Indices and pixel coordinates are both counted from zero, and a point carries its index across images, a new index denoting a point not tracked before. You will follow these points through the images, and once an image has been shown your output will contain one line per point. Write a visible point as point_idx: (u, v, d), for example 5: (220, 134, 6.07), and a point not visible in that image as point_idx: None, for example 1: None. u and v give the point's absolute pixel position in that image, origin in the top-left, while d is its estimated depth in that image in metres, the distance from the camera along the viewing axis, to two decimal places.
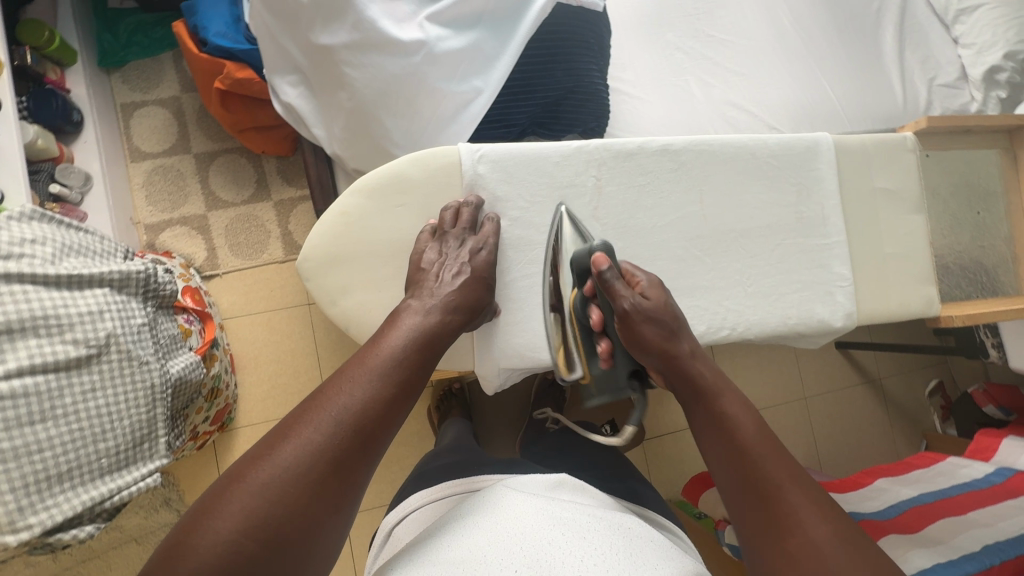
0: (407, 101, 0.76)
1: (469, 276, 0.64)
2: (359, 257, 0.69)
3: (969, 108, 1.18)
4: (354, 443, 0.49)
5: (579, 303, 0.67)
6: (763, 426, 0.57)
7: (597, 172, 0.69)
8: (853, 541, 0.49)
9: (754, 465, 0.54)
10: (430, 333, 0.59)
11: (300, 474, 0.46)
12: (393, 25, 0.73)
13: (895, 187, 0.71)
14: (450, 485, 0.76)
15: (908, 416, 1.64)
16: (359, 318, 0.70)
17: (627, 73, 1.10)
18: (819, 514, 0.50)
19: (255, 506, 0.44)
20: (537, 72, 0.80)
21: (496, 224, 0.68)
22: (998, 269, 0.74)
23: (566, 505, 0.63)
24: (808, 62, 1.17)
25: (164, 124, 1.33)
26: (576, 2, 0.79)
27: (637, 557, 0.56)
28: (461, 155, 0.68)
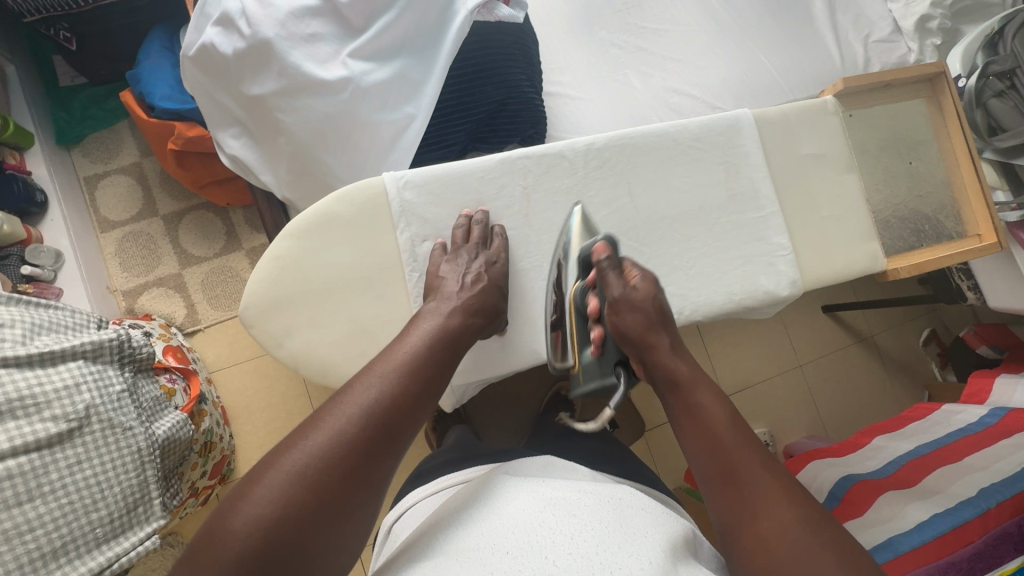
0: (344, 137, 0.78)
1: (486, 284, 0.66)
2: (299, 297, 0.67)
3: (907, 59, 1.20)
4: (386, 434, 0.51)
5: (578, 295, 0.68)
6: (736, 417, 0.57)
7: (524, 180, 0.70)
8: (821, 527, 0.49)
9: (725, 452, 0.55)
10: (453, 334, 0.61)
11: (334, 455, 0.48)
12: (318, 66, 0.74)
13: (821, 151, 0.72)
14: (448, 480, 0.78)
15: (906, 369, 1.64)
16: (307, 357, 0.67)
17: (566, 75, 1.12)
18: (786, 496, 0.51)
19: (292, 488, 0.45)
20: (465, 90, 0.82)
21: (504, 237, 0.69)
22: (940, 215, 0.75)
23: (557, 485, 0.64)
24: (743, 38, 1.19)
25: (129, 190, 1.35)
26: (494, 17, 0.81)
27: (630, 526, 0.58)
28: (386, 185, 0.67)
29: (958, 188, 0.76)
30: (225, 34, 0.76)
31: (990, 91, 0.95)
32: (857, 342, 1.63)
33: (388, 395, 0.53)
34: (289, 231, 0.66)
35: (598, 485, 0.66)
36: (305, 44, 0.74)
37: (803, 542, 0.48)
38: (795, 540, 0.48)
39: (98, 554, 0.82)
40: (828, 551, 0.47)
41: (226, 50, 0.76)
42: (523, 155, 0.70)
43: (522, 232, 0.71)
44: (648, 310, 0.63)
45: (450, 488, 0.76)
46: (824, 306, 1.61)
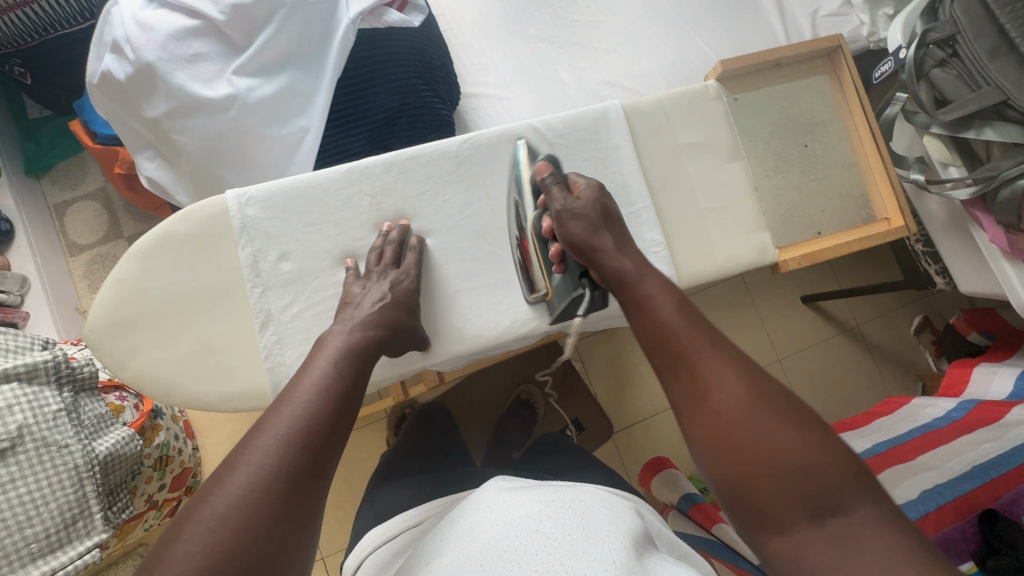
0: (239, 152, 0.79)
1: (392, 301, 0.62)
2: (149, 319, 0.63)
3: (861, 32, 1.13)
4: (301, 462, 0.49)
5: (532, 219, 0.64)
6: (685, 304, 0.55)
7: (371, 189, 0.67)
8: (770, 393, 0.48)
9: (674, 337, 0.53)
10: (360, 353, 0.58)
11: (256, 495, 0.45)
12: (203, 86, 0.75)
13: (699, 140, 0.69)
14: (394, 522, 0.71)
15: (897, 359, 1.55)
16: (150, 379, 0.63)
17: (492, 75, 1.09)
18: (734, 369, 0.49)
19: (219, 536, 0.42)
20: (358, 97, 0.81)
21: (417, 251, 0.66)
22: (843, 203, 0.70)
23: (516, 499, 0.59)
24: (680, 24, 1.14)
25: (95, 215, 1.41)
26: (384, 23, 0.81)
27: (590, 535, 0.54)
28: (225, 204, 0.64)
29: (864, 171, 0.71)
30: (118, 60, 0.77)
31: (930, 61, 0.89)
32: (841, 333, 1.54)
33: (294, 426, 0.50)
34: (132, 253, 0.63)
35: (555, 490, 0.61)
36: (188, 65, 0.74)
37: (754, 409, 0.47)
38: (746, 409, 0.47)
39: (36, 566, 0.86)
40: (775, 413, 0.46)
41: (119, 76, 0.77)
42: (371, 163, 0.66)
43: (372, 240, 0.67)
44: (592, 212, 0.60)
45: (400, 534, 0.69)
46: (803, 297, 1.54)
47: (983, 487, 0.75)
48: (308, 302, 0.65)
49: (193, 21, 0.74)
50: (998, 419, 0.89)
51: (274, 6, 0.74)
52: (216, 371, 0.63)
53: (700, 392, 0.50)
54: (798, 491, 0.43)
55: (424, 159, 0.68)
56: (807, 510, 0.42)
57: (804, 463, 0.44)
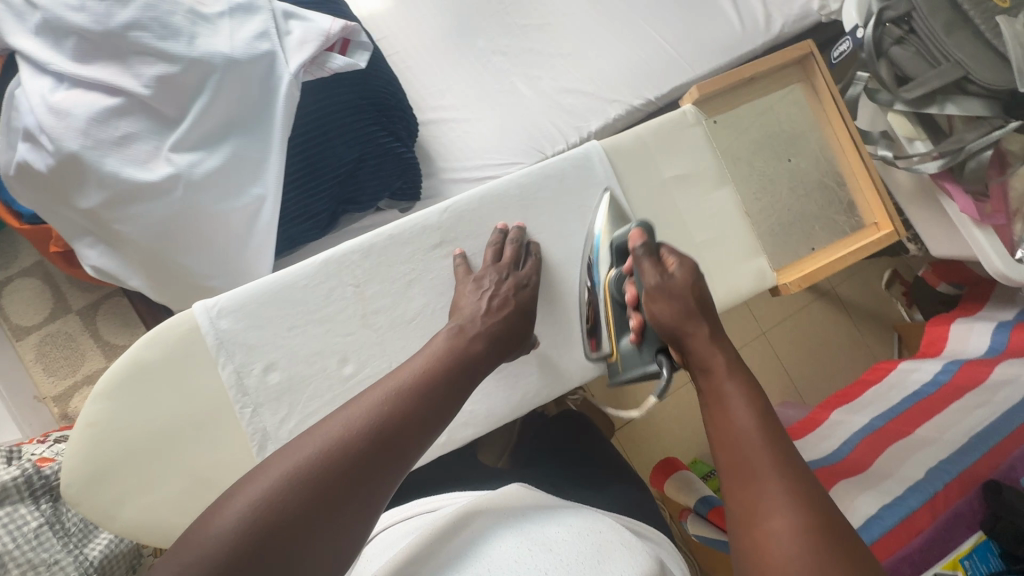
0: (194, 234, 0.73)
1: (513, 309, 0.61)
2: (131, 460, 0.57)
3: (812, 7, 1.11)
4: (376, 456, 0.46)
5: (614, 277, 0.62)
6: (770, 418, 0.49)
7: (353, 278, 0.63)
8: (839, 550, 0.41)
9: (744, 446, 0.48)
10: (467, 357, 0.56)
11: (323, 468, 0.44)
12: (138, 169, 0.68)
13: (685, 171, 0.69)
14: (419, 503, 0.63)
15: (873, 314, 1.60)
16: (149, 528, 0.56)
17: (447, 97, 1.04)
18: (803, 505, 0.43)
19: (288, 484, 0.42)
20: (315, 156, 0.75)
21: (537, 256, 0.66)
22: (819, 215, 0.76)
23: (539, 521, 0.52)
24: (632, 17, 1.11)
25: (37, 291, 1.29)
26: (327, 71, 0.74)
27: (604, 562, 0.46)
28: (197, 318, 0.59)
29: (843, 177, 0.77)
30: (36, 149, 0.69)
31: (889, 39, 0.88)
32: (818, 297, 1.59)
33: (383, 418, 0.48)
34: (97, 393, 0.56)
35: (581, 513, 0.53)
36: (117, 148, 0.67)
37: (812, 562, 0.40)
38: (801, 554, 0.40)
39: None
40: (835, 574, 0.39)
41: (41, 167, 0.68)
42: (349, 251, 0.62)
43: (357, 332, 0.63)
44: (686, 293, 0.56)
45: (417, 517, 0.60)
46: None
47: (981, 458, 0.79)
48: (306, 409, 0.61)
49: (113, 99, 0.66)
50: (983, 379, 0.94)
51: (204, 71, 0.66)
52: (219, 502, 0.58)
53: (754, 512, 0.44)
54: None
55: (405, 236, 0.64)
56: None
57: None
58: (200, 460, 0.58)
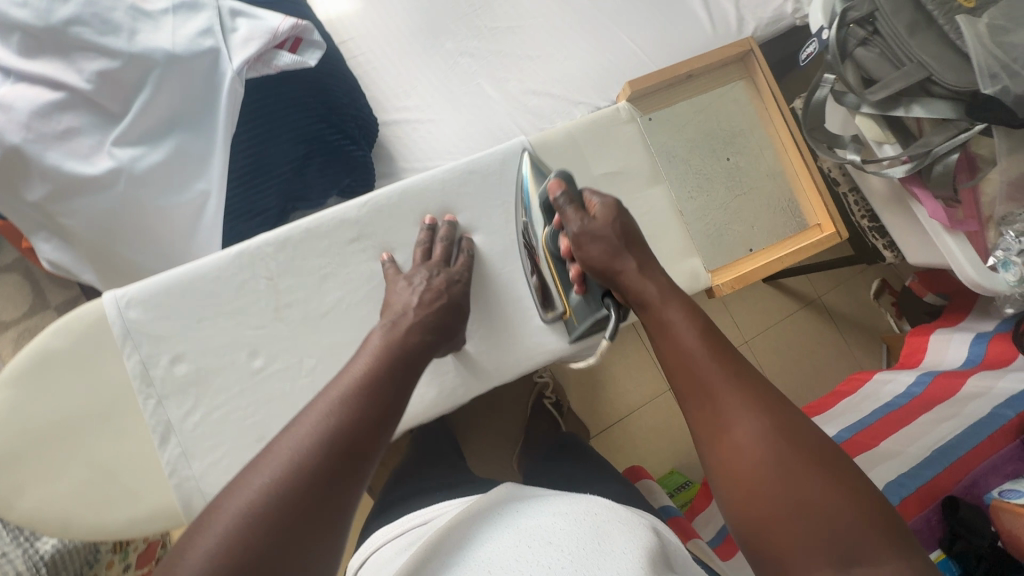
0: (137, 228, 0.73)
1: (445, 300, 0.60)
2: (34, 448, 0.56)
3: (784, 10, 1.10)
4: (337, 466, 0.43)
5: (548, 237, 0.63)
6: (707, 329, 0.52)
7: (266, 270, 0.61)
8: (795, 435, 0.45)
9: (698, 368, 0.50)
10: (411, 350, 0.54)
11: (283, 497, 0.40)
12: (80, 163, 0.68)
13: (616, 168, 0.69)
14: (404, 521, 0.66)
15: (860, 325, 1.55)
16: (46, 518, 0.56)
17: (412, 98, 1.04)
18: (755, 406, 0.47)
19: (247, 523, 0.39)
20: (259, 151, 0.75)
21: (469, 252, 0.65)
22: (758, 215, 0.76)
23: (530, 514, 0.54)
24: (601, 20, 1.10)
25: (16, 287, 1.31)
26: (273, 68, 0.74)
27: (605, 543, 0.48)
28: (103, 308, 0.58)
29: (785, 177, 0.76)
30: None
31: (853, 40, 0.86)
32: (803, 306, 1.55)
33: (333, 427, 0.45)
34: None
35: (570, 500, 0.56)
36: (60, 142, 0.67)
37: (777, 454, 0.44)
38: (767, 452, 0.44)
39: None
40: (797, 458, 0.44)
41: None
42: (261, 242, 0.61)
43: (272, 327, 0.61)
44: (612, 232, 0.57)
45: (407, 533, 0.63)
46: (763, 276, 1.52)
47: (942, 473, 0.76)
48: (213, 403, 0.60)
49: (55, 93, 0.66)
50: (956, 392, 0.90)
51: (145, 67, 0.67)
52: (116, 496, 0.58)
53: (718, 426, 0.48)
54: (820, 542, 0.40)
55: (322, 229, 0.63)
56: (830, 560, 0.40)
57: (826, 511, 0.41)
58: (106, 450, 0.58)
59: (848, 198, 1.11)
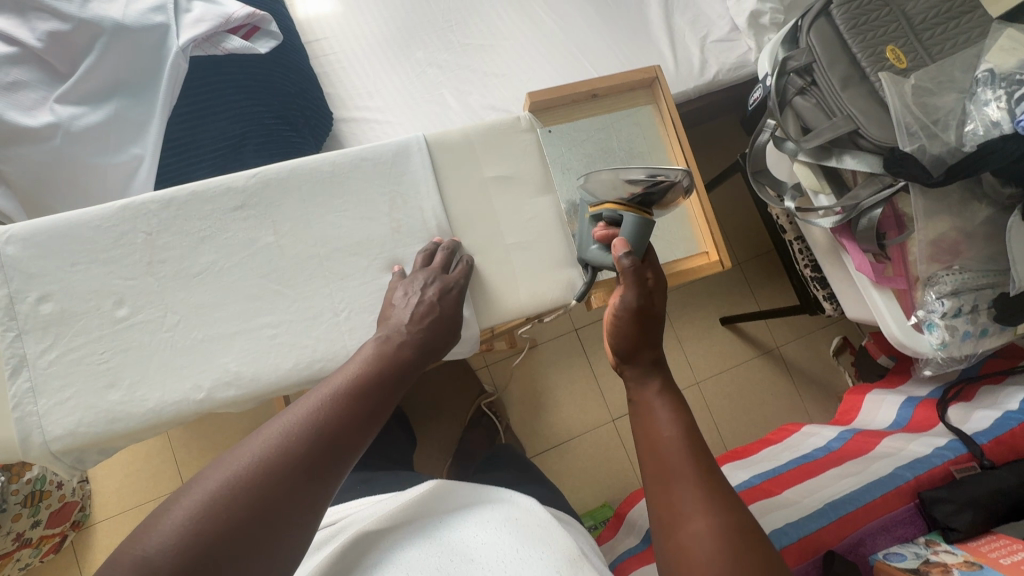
0: (70, 182, 0.76)
1: (435, 315, 0.55)
2: None
3: (747, 57, 1.13)
4: (326, 452, 0.45)
5: (610, 213, 0.58)
6: (691, 428, 0.52)
7: (145, 226, 0.56)
8: (750, 539, 0.44)
9: (669, 453, 0.50)
10: (406, 360, 0.52)
11: (263, 482, 0.41)
12: (22, 114, 0.71)
13: (507, 174, 0.63)
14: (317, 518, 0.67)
15: (817, 381, 1.53)
16: None
17: (375, 100, 1.08)
18: (717, 504, 0.46)
19: (223, 501, 0.39)
20: (197, 124, 0.79)
21: (468, 265, 0.60)
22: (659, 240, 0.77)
23: (454, 521, 0.57)
24: (569, 48, 1.14)
25: None
26: (222, 50, 0.79)
27: (526, 553, 0.53)
28: None
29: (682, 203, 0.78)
30: None
31: (792, 88, 0.88)
32: (760, 354, 1.52)
33: (322, 421, 0.46)
34: None
35: (493, 507, 0.59)
36: (4, 92, 0.70)
37: (728, 554, 0.43)
38: (719, 548, 0.43)
39: None
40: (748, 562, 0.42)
41: None
42: (145, 199, 0.55)
43: None
44: (628, 337, 0.59)
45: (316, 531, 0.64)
46: (721, 319, 1.51)
47: (829, 526, 0.73)
48: (72, 344, 0.53)
49: (7, 47, 0.70)
50: (870, 450, 0.89)
51: (94, 32, 0.72)
52: None
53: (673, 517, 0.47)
54: None
55: (205, 195, 0.57)
56: None
57: None
58: None
59: (794, 247, 1.10)
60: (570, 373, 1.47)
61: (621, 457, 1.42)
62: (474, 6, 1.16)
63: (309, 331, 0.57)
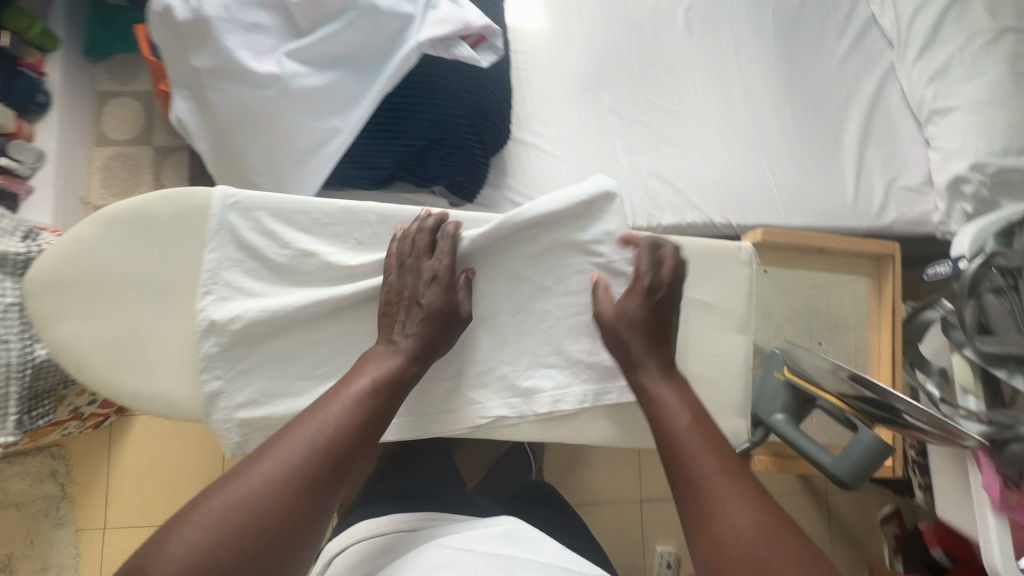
0: (265, 131, 0.76)
1: (424, 313, 0.54)
2: (83, 289, 0.54)
3: (931, 217, 1.07)
4: (284, 505, 0.43)
5: (829, 403, 0.58)
6: (701, 411, 0.51)
7: (359, 235, 0.58)
8: (783, 532, 0.42)
9: (684, 446, 0.49)
10: (379, 401, 0.50)
11: (223, 558, 0.40)
12: (252, 56, 0.72)
13: (715, 304, 0.61)
14: (393, 522, 0.71)
15: (852, 538, 1.43)
16: (67, 355, 0.54)
17: (549, 129, 1.05)
18: (743, 497, 0.44)
19: (186, 572, 0.39)
20: (400, 118, 0.79)
21: (454, 239, 0.57)
22: None
23: (525, 566, 0.61)
24: (753, 141, 1.10)
25: (134, 115, 1.40)
26: (451, 56, 0.77)
27: None
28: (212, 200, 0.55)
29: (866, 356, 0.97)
30: None
31: (988, 284, 0.84)
32: (806, 493, 1.45)
33: (273, 493, 0.43)
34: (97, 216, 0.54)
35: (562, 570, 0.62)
36: (244, 32, 0.72)
37: (766, 557, 0.41)
38: (755, 551, 0.41)
39: None
40: (795, 574, 0.40)
41: (179, 15, 0.75)
42: (368, 209, 0.58)
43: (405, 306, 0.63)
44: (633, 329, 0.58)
45: (395, 537, 0.69)
46: None
47: None
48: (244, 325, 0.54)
49: None
50: None
51: (347, 4, 0.72)
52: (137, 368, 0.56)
53: (698, 515, 0.44)
54: None
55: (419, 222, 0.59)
56: None
57: None
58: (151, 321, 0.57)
59: None
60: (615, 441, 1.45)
61: (634, 540, 1.39)
62: (672, 66, 1.13)
63: (466, 387, 0.61)
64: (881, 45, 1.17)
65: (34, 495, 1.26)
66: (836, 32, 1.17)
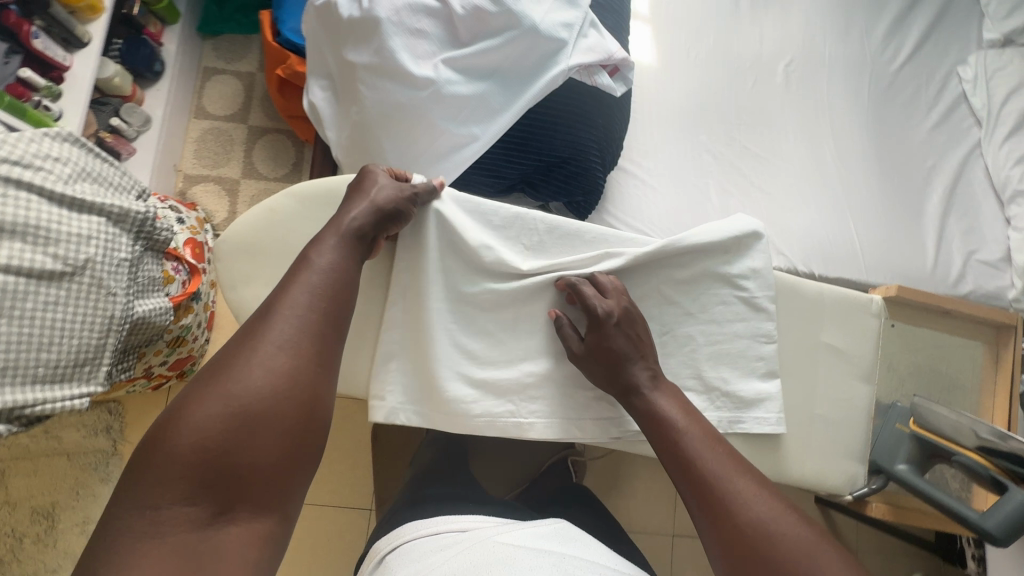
0: (408, 128, 0.78)
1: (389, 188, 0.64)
2: (273, 255, 0.67)
3: (1007, 292, 1.10)
4: (303, 365, 0.53)
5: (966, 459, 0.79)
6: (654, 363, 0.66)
7: (528, 242, 0.71)
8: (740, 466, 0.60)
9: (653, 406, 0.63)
10: (349, 264, 0.60)
11: (261, 405, 0.50)
12: (412, 59, 0.76)
13: (842, 346, 0.73)
14: (441, 523, 0.71)
15: None
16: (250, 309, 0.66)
17: (648, 160, 1.09)
18: (711, 445, 0.61)
19: (222, 413, 0.49)
20: (536, 135, 0.83)
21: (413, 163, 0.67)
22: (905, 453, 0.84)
23: (575, 561, 0.61)
24: (840, 197, 1.13)
25: (233, 92, 1.44)
26: (591, 82, 0.82)
27: None
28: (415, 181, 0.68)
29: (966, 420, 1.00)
30: None
31: None
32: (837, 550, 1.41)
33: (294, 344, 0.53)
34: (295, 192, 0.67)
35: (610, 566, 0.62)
36: (408, 36, 0.76)
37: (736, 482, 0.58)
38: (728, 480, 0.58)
39: (24, 390, 0.71)
40: (754, 491, 0.57)
41: (344, 13, 0.79)
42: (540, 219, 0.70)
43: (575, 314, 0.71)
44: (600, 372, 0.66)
45: (444, 535, 0.68)
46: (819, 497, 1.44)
47: None
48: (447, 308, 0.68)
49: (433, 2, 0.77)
50: None
51: (510, 23, 0.77)
52: None
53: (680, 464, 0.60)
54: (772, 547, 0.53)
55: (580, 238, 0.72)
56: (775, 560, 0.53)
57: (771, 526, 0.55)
58: None
59: None
60: (655, 472, 1.45)
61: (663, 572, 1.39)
62: (769, 116, 1.17)
63: (605, 395, 0.70)
64: (969, 123, 1.21)
65: (86, 447, 1.28)
66: (926, 104, 1.21)
